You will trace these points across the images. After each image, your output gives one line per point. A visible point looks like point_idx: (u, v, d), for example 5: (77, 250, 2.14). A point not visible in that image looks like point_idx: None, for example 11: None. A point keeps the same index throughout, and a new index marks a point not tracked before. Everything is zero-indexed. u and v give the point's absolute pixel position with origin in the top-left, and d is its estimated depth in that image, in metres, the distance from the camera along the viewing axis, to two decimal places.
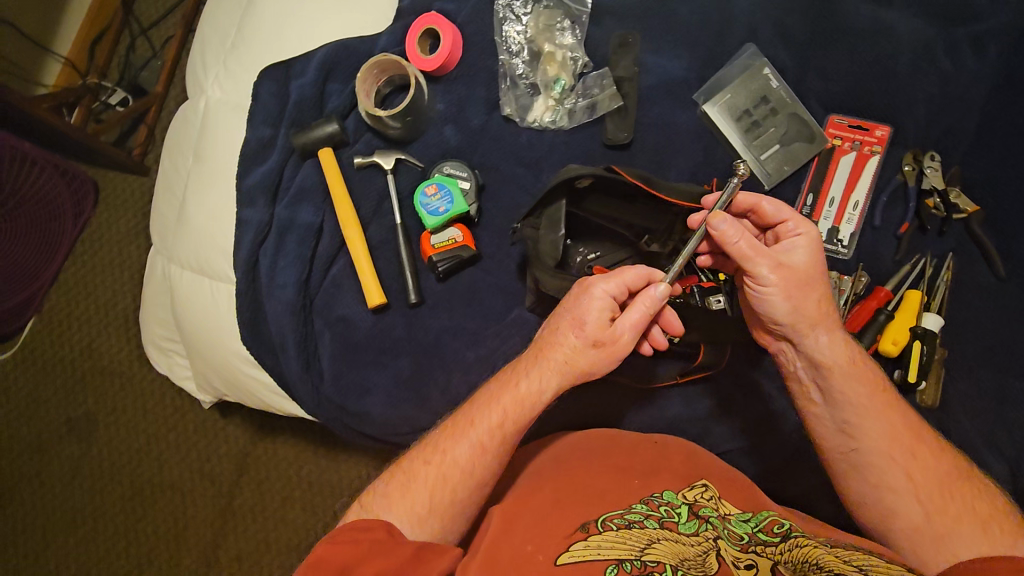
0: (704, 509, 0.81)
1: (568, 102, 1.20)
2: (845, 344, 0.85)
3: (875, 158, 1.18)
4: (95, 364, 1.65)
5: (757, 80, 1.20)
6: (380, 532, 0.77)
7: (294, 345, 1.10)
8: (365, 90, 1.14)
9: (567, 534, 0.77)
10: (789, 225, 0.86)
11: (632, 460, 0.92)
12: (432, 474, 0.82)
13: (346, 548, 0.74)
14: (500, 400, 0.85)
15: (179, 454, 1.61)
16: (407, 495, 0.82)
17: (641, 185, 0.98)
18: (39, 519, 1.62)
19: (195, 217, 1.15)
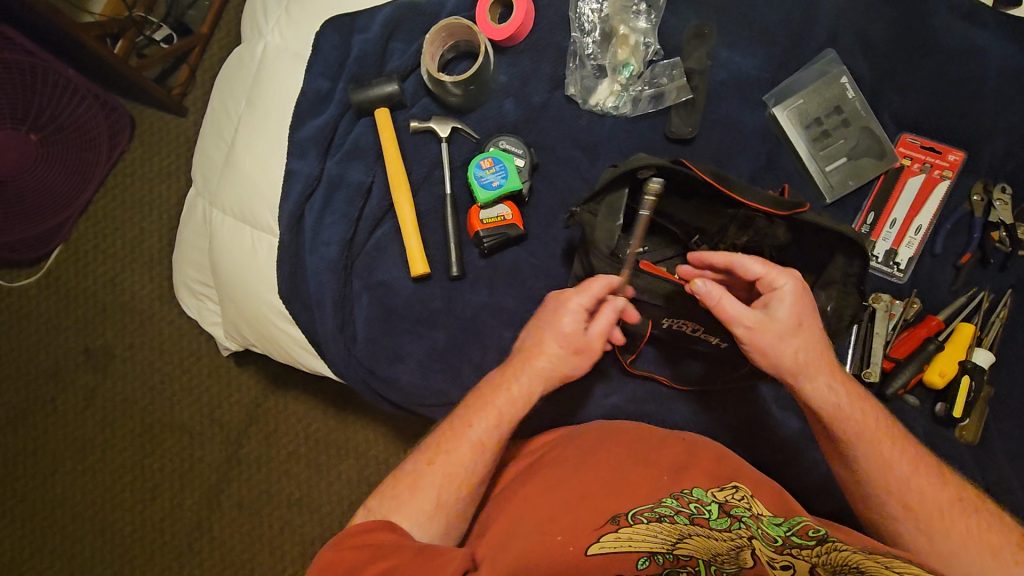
0: (736, 509, 0.77)
1: (633, 89, 1.16)
2: (842, 393, 0.82)
3: (944, 183, 1.13)
4: (120, 299, 1.64)
5: (833, 88, 1.16)
6: (382, 531, 0.75)
7: (331, 303, 1.08)
8: (431, 53, 1.10)
9: (596, 526, 0.76)
10: (767, 281, 0.84)
11: (660, 454, 0.89)
12: (439, 473, 0.82)
13: (352, 554, 0.73)
14: (494, 402, 0.86)
15: (192, 397, 1.61)
16: (414, 489, 0.81)
17: (713, 181, 0.94)
18: (51, 444, 1.63)
19: (242, 164, 1.13)
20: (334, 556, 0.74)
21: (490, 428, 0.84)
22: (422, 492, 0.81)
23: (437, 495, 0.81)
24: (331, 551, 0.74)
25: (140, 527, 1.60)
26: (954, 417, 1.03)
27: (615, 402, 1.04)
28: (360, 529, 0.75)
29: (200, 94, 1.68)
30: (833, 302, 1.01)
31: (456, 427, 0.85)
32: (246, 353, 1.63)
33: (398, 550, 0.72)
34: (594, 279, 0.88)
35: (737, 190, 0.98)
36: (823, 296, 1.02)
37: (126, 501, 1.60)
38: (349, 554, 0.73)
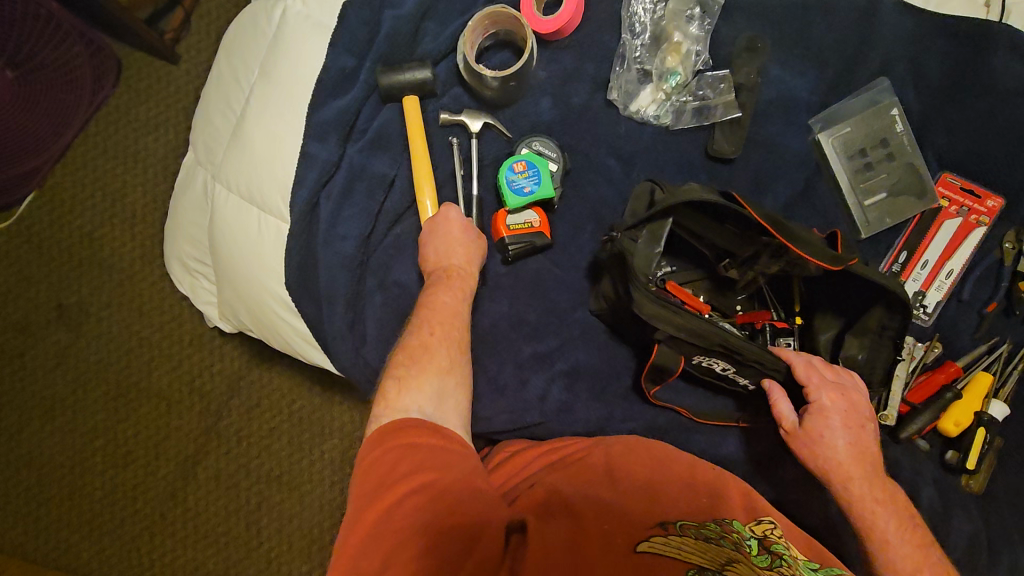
0: (776, 547, 0.71)
1: (679, 99, 1.10)
2: (883, 513, 0.81)
3: (980, 229, 1.12)
4: (99, 255, 1.54)
5: (882, 120, 1.12)
6: (434, 438, 0.74)
7: (343, 301, 1.01)
8: (472, 43, 1.02)
9: (645, 526, 0.69)
10: (813, 389, 0.84)
11: (691, 475, 0.82)
12: (440, 339, 0.85)
13: (396, 453, 0.71)
14: (452, 282, 0.91)
15: (171, 365, 1.53)
16: (429, 351, 0.83)
17: (779, 235, 0.89)
18: (19, 401, 1.55)
19: (249, 139, 1.05)
20: (377, 453, 0.72)
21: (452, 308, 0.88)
22: (433, 355, 0.83)
23: (448, 353, 0.84)
24: (378, 447, 0.73)
25: (109, 494, 1.53)
26: (966, 467, 1.03)
27: (634, 429, 1.00)
28: (407, 426, 0.74)
29: (196, 44, 1.54)
30: (865, 351, 1.00)
31: (435, 300, 0.89)
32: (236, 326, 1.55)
33: (445, 467, 0.71)
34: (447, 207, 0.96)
35: (785, 233, 0.92)
36: (856, 344, 1.00)
37: (97, 464, 1.54)
38: (395, 452, 0.71)
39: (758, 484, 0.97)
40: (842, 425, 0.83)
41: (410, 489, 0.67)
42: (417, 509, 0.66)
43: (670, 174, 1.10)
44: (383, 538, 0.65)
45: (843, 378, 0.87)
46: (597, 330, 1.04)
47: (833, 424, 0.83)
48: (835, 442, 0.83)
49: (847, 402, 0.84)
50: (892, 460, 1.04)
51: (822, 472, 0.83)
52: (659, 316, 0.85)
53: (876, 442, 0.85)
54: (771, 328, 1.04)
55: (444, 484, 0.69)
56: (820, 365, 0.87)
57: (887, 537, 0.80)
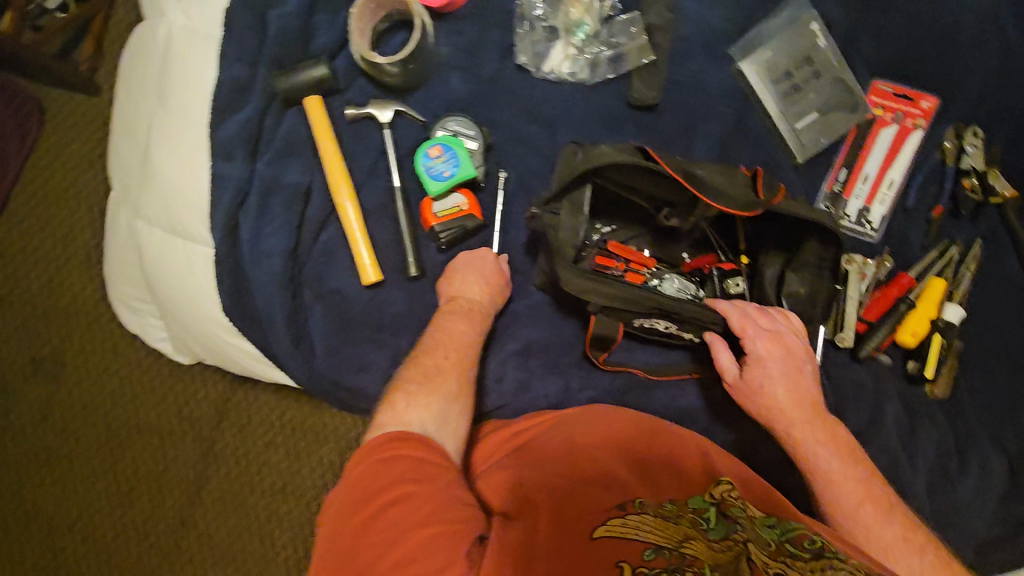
0: (732, 510, 0.70)
1: (590, 51, 1.06)
2: (826, 453, 0.79)
3: (917, 132, 1.09)
4: (59, 303, 1.51)
5: (803, 38, 1.08)
6: (418, 450, 0.71)
7: (281, 318, 1.00)
8: (360, 31, 0.96)
9: (605, 508, 0.70)
10: (747, 337, 0.83)
11: (656, 448, 0.82)
12: (452, 359, 0.85)
13: (375, 468, 0.68)
14: (463, 314, 0.92)
15: (157, 398, 1.53)
16: (440, 372, 0.82)
17: (692, 186, 0.83)
18: (15, 457, 1.54)
19: (161, 169, 1.02)
20: (360, 470, 0.69)
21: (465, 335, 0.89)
22: (444, 377, 0.81)
23: (459, 375, 0.83)
24: (357, 463, 0.70)
25: (122, 530, 1.54)
26: (925, 375, 1.03)
27: (594, 396, 1.00)
28: (387, 442, 0.71)
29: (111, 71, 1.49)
30: (807, 286, 0.98)
31: (448, 328, 0.89)
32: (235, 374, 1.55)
33: (423, 479, 0.68)
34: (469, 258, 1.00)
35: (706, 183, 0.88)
36: (796, 278, 0.98)
37: (104, 506, 1.54)
38: (373, 468, 0.69)
39: (723, 428, 0.98)
40: (778, 371, 0.82)
41: (387, 503, 0.65)
42: (394, 524, 0.64)
43: (596, 131, 1.07)
44: (355, 558, 0.63)
45: (780, 323, 0.86)
46: (543, 304, 1.02)
47: (769, 369, 0.82)
48: (773, 389, 0.82)
49: (783, 347, 0.83)
50: (855, 382, 1.04)
51: (765, 419, 0.83)
52: (587, 290, 0.85)
53: (818, 383, 0.85)
54: (718, 271, 1.04)
55: (424, 496, 0.66)
56: (757, 312, 0.86)
57: (831, 474, 0.78)
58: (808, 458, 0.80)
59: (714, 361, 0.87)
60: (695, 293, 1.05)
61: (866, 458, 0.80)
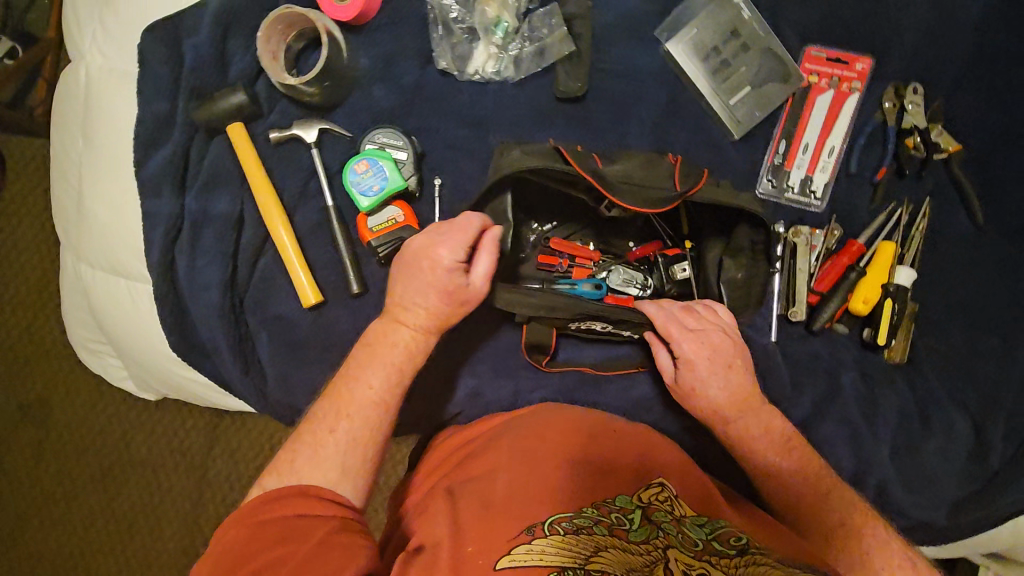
0: (658, 513, 0.72)
1: (512, 47, 1.04)
2: (767, 443, 0.81)
3: (854, 96, 1.07)
4: (39, 346, 1.51)
5: (727, 11, 1.06)
6: (293, 509, 0.70)
7: (227, 349, 1.00)
8: (270, 50, 0.95)
9: (509, 537, 0.68)
10: (673, 341, 0.83)
11: (588, 449, 0.80)
12: (344, 427, 0.79)
13: (246, 534, 0.67)
14: (389, 355, 0.83)
15: (145, 432, 1.52)
16: (326, 444, 0.77)
17: (599, 185, 0.81)
18: (12, 504, 1.54)
19: (96, 212, 1.02)
20: (232, 535, 0.68)
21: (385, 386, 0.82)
22: (331, 446, 0.77)
23: (352, 449, 0.78)
24: (230, 531, 0.68)
25: (126, 566, 1.53)
26: (880, 342, 1.01)
27: (545, 396, 1.00)
28: (259, 506, 0.70)
29: None
30: (742, 270, 0.98)
31: (356, 383, 0.82)
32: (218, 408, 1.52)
33: (299, 538, 0.67)
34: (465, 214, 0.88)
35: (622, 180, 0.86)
36: (734, 263, 0.98)
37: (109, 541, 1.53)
38: (244, 534, 0.67)
39: (676, 416, 0.98)
40: (708, 372, 0.82)
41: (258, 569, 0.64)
42: None
43: (527, 128, 1.05)
44: None
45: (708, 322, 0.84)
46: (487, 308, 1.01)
47: (699, 372, 0.82)
48: (704, 390, 0.82)
49: (708, 346, 0.82)
50: (809, 356, 1.03)
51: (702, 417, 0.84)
52: (514, 301, 0.87)
53: (750, 376, 0.83)
54: (662, 258, 1.02)
55: (300, 551, 0.65)
56: (684, 313, 0.85)
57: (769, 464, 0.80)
58: (748, 452, 0.81)
59: (655, 360, 0.89)
60: (642, 282, 1.03)
61: (802, 440, 0.82)
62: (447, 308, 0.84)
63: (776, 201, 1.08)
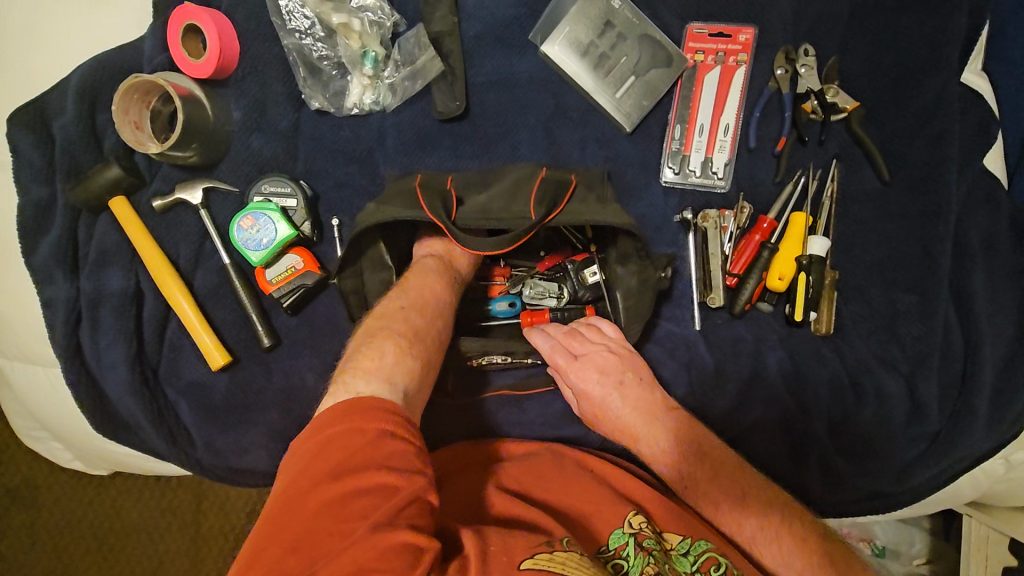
0: (649, 541, 0.73)
1: (386, 75, 1.02)
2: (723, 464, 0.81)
3: (742, 68, 1.03)
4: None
5: (598, 3, 1.03)
6: (399, 432, 0.62)
7: (148, 423, 0.99)
8: (131, 121, 0.94)
9: (532, 542, 0.66)
10: (563, 369, 0.89)
11: (575, 489, 0.82)
12: (414, 352, 0.76)
13: (355, 435, 0.60)
14: (431, 290, 0.86)
15: (127, 497, 1.40)
16: (395, 364, 0.73)
17: (438, 221, 0.80)
18: None
19: (0, 302, 1.01)
20: (340, 430, 0.60)
21: (410, 385, 0.72)
22: (395, 364, 0.73)
23: (412, 368, 0.75)
24: (335, 424, 0.60)
25: None
26: (798, 319, 0.98)
27: (468, 422, 0.99)
28: (373, 411, 0.62)
29: None
30: (635, 275, 0.92)
31: (400, 311, 0.82)
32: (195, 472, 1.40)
33: (403, 470, 0.59)
34: (430, 240, 0.94)
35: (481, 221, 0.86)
36: (626, 271, 0.93)
37: None
38: (353, 436, 0.60)
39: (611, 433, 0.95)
40: (602, 390, 0.87)
41: (356, 487, 0.56)
42: (362, 516, 0.55)
43: (414, 153, 1.03)
44: (311, 539, 0.53)
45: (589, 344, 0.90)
46: None
47: (594, 393, 0.88)
48: (606, 411, 0.87)
49: (594, 369, 0.88)
50: (732, 342, 1.01)
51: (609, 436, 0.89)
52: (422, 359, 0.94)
53: (649, 384, 0.88)
54: (572, 264, 0.97)
55: (403, 490, 0.57)
56: (569, 339, 0.91)
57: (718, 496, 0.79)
58: (695, 481, 0.81)
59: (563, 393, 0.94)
60: (557, 292, 0.98)
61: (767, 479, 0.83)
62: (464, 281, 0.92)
63: (681, 188, 1.05)
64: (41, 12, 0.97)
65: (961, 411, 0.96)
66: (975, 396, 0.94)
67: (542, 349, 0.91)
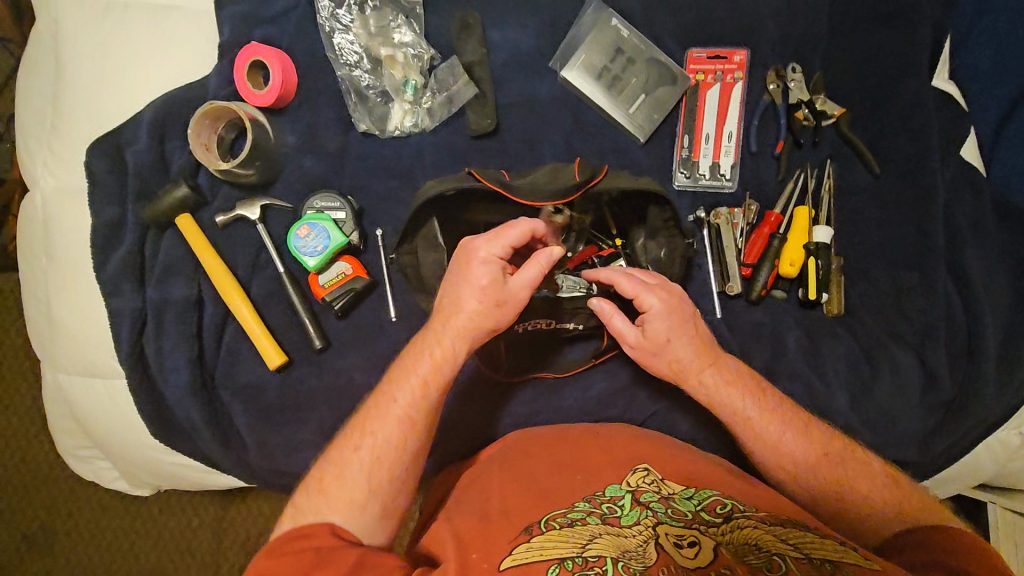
0: (647, 495, 0.77)
1: (424, 101, 1.14)
2: (786, 424, 0.86)
3: (739, 84, 1.17)
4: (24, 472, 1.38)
5: (608, 33, 1.17)
6: (324, 536, 0.74)
7: (204, 425, 1.05)
8: (202, 143, 1.06)
9: (511, 538, 0.74)
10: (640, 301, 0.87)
11: (573, 457, 0.86)
12: (367, 452, 0.81)
13: (283, 561, 0.71)
14: (415, 371, 0.84)
15: (151, 539, 1.39)
16: (340, 468, 0.80)
17: (496, 186, 0.93)
18: None
19: (63, 321, 1.07)
20: (270, 564, 0.72)
21: (365, 480, 0.79)
22: (347, 471, 0.80)
23: (368, 469, 0.80)
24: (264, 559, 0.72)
25: None
26: (812, 299, 1.06)
27: (510, 409, 1.05)
28: (289, 538, 0.74)
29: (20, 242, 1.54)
30: (664, 247, 1.04)
31: (374, 420, 0.82)
32: (216, 514, 1.38)
33: (334, 561, 0.71)
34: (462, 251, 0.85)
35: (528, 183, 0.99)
36: (655, 243, 1.05)
37: None
38: (283, 562, 0.71)
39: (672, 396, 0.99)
40: (677, 323, 0.88)
41: None
42: None
43: (451, 168, 1.13)
44: None
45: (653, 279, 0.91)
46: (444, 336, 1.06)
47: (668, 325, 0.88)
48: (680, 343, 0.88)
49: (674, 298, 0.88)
50: (752, 325, 1.09)
51: (645, 363, 0.93)
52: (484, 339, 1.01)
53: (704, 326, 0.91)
54: (599, 259, 1.04)
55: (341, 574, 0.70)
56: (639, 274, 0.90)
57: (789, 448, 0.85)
58: (768, 440, 0.86)
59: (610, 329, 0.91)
60: None
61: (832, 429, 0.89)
62: (491, 312, 0.83)
63: (693, 191, 1.15)
64: (120, 53, 1.08)
65: (972, 378, 1.03)
66: (982, 364, 1.02)
67: (629, 290, 0.86)
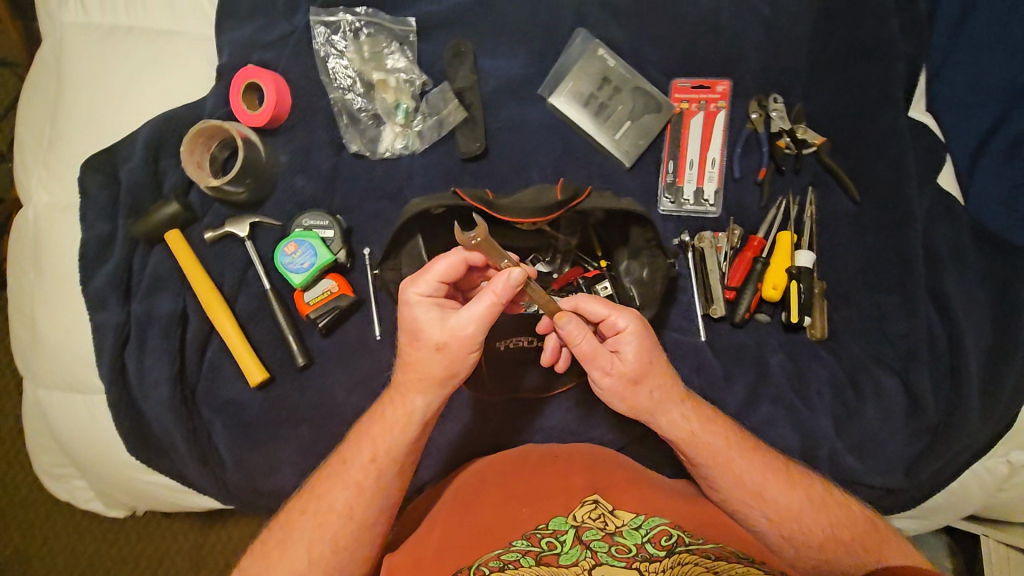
0: (590, 531, 0.78)
1: (415, 124, 1.17)
2: (758, 468, 0.85)
3: (722, 113, 1.19)
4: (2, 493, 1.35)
5: (595, 63, 1.21)
6: None
7: (183, 442, 1.03)
8: (195, 161, 1.08)
9: None
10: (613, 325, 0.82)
11: (525, 487, 0.85)
12: (313, 517, 0.81)
13: None
14: (370, 431, 0.84)
15: (126, 567, 1.35)
16: (289, 532, 0.81)
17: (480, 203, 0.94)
18: None
19: (45, 335, 1.06)
20: None
21: (312, 547, 0.80)
22: (295, 536, 0.80)
23: (311, 538, 0.80)
24: None
25: None
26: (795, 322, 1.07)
27: (492, 428, 1.05)
28: None
29: None
30: (646, 269, 1.05)
31: (326, 485, 0.83)
32: (195, 539, 1.35)
33: None
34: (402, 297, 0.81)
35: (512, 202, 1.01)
36: (639, 264, 1.06)
37: None
38: None
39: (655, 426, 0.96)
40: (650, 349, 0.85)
41: None
42: None
43: (439, 189, 1.15)
44: None
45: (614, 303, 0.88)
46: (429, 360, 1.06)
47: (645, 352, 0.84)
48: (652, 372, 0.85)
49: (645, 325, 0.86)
50: (735, 347, 1.09)
51: (620, 399, 0.86)
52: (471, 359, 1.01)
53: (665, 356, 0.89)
54: (583, 281, 1.05)
55: None
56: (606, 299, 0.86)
57: (766, 492, 0.84)
58: (743, 482, 0.85)
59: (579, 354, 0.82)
60: None
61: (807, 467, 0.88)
62: (435, 359, 0.79)
63: (677, 216, 1.17)
64: (119, 74, 1.11)
65: (954, 403, 1.03)
66: (964, 389, 1.02)
67: (600, 314, 0.81)
